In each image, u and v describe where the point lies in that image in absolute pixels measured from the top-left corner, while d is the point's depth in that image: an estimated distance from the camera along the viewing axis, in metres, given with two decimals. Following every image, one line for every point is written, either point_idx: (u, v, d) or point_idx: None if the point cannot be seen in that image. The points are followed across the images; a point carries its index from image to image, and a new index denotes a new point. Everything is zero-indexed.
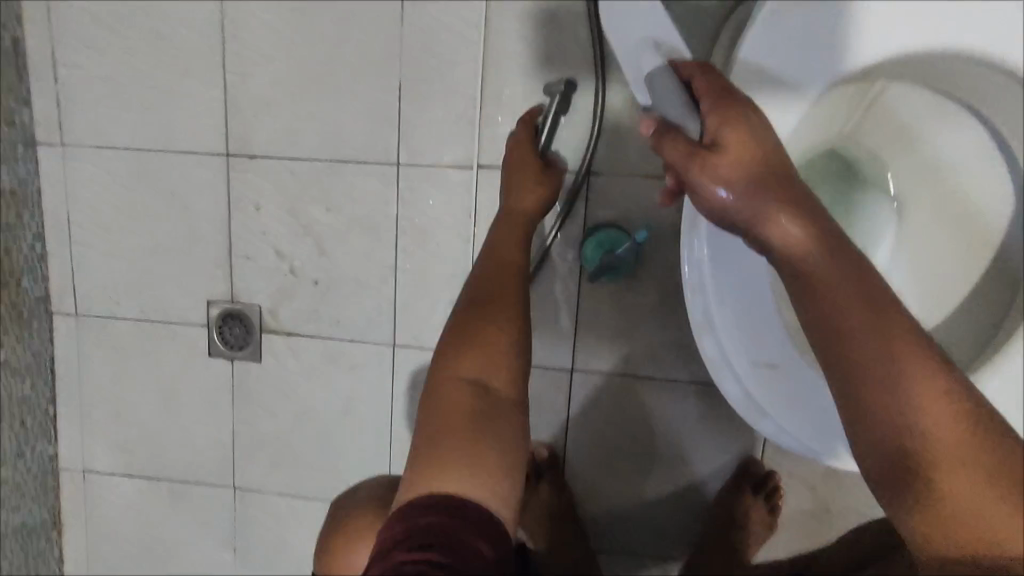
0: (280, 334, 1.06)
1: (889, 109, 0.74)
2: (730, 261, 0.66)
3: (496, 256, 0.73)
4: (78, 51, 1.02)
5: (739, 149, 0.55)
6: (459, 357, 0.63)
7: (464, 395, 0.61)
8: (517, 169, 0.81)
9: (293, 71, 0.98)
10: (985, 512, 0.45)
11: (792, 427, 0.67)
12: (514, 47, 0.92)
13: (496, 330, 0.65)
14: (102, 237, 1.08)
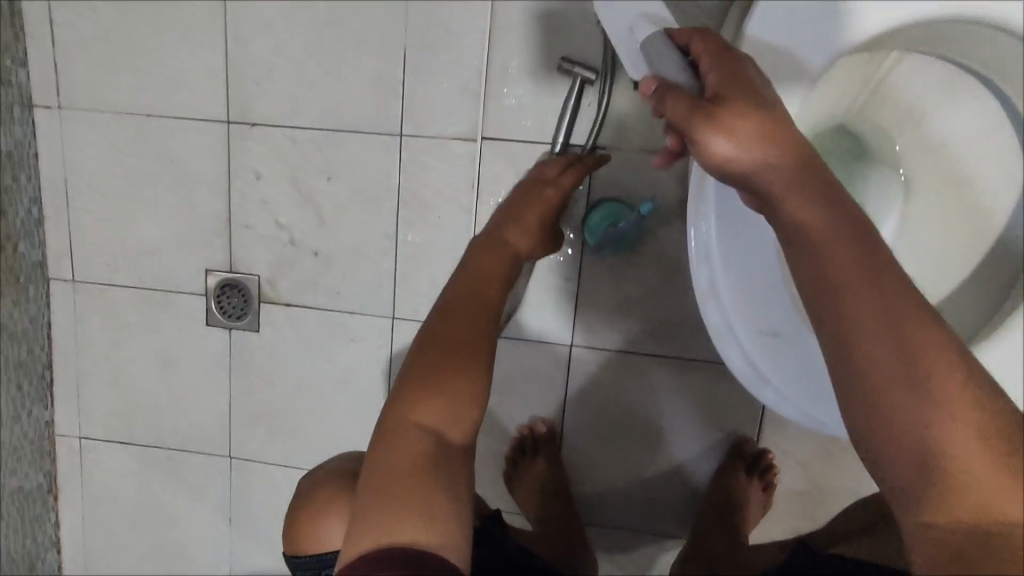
0: (278, 305, 1.06)
1: (901, 82, 0.73)
2: (742, 233, 0.63)
3: (471, 292, 0.69)
4: (76, 12, 1.00)
5: (740, 101, 0.52)
6: (416, 398, 0.60)
7: (416, 443, 0.58)
8: (534, 218, 0.79)
9: (296, 37, 0.96)
10: (990, 480, 0.44)
11: (796, 397, 0.66)
12: (521, 17, 0.91)
13: (457, 378, 0.62)
14: (100, 204, 1.07)
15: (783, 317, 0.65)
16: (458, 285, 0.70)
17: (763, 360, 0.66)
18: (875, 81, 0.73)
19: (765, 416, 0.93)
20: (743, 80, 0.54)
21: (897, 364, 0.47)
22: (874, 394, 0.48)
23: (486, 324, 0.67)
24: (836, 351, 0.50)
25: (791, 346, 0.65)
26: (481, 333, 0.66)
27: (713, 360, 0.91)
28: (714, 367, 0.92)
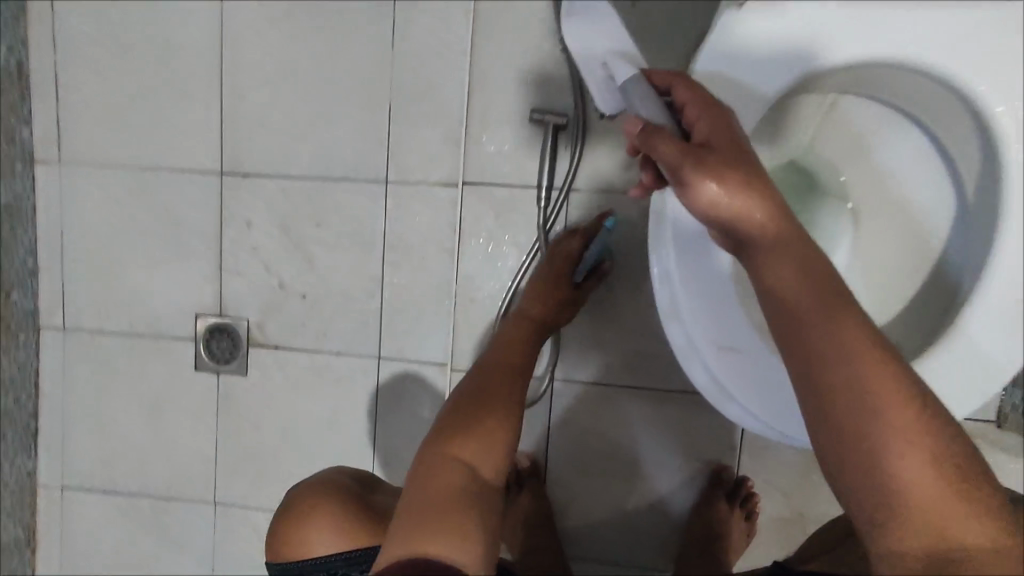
0: (267, 347, 1.08)
1: (841, 118, 0.79)
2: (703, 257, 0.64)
3: (499, 367, 0.77)
4: (81, 75, 1.06)
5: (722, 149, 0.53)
6: (452, 436, 0.64)
7: (451, 476, 0.60)
8: (549, 287, 0.89)
9: (288, 95, 1.03)
10: (949, 508, 0.47)
11: (759, 410, 0.64)
12: (498, 73, 0.98)
13: (491, 427, 0.67)
14: (94, 253, 1.10)
15: (744, 332, 0.64)
16: (488, 361, 0.78)
17: (726, 376, 0.64)
18: (818, 118, 0.79)
19: (744, 444, 0.95)
20: (724, 127, 0.55)
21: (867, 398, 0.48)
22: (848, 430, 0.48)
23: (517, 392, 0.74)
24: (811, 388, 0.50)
25: (753, 361, 0.64)
26: (511, 396, 0.72)
27: (689, 390, 0.94)
28: (690, 397, 0.95)
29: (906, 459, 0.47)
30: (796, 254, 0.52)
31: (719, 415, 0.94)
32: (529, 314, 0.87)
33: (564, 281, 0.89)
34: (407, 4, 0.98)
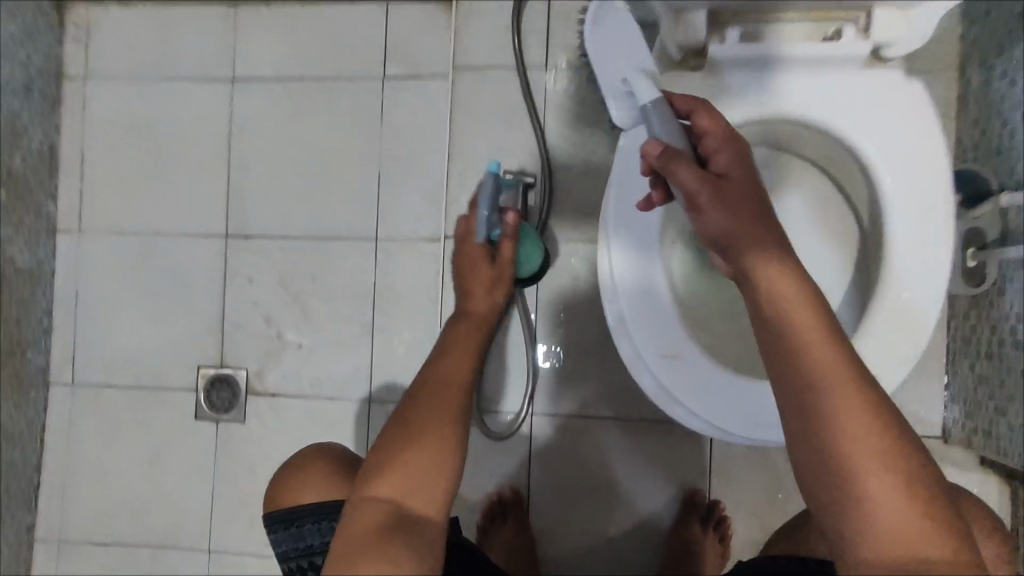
0: (263, 395, 1.15)
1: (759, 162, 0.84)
2: (649, 294, 0.72)
3: (449, 364, 0.65)
4: (104, 154, 1.20)
5: (738, 182, 0.58)
6: (381, 467, 0.55)
7: (377, 516, 0.52)
8: (472, 277, 0.81)
9: (289, 165, 1.16)
10: (917, 525, 0.46)
11: (698, 412, 0.70)
12: (474, 141, 1.11)
13: (427, 453, 0.56)
14: (105, 312, 1.19)
15: (678, 339, 0.71)
16: (442, 357, 0.65)
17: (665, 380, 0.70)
18: None
19: (713, 469, 1.01)
20: (738, 163, 0.60)
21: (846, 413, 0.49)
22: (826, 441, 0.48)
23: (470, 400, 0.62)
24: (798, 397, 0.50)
25: (688, 366, 0.70)
26: (459, 406, 0.60)
27: (657, 419, 1.02)
28: (660, 425, 1.02)
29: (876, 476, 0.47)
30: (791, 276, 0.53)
31: (688, 440, 1.02)
32: (463, 312, 0.77)
33: (484, 262, 0.82)
34: (394, 84, 1.13)
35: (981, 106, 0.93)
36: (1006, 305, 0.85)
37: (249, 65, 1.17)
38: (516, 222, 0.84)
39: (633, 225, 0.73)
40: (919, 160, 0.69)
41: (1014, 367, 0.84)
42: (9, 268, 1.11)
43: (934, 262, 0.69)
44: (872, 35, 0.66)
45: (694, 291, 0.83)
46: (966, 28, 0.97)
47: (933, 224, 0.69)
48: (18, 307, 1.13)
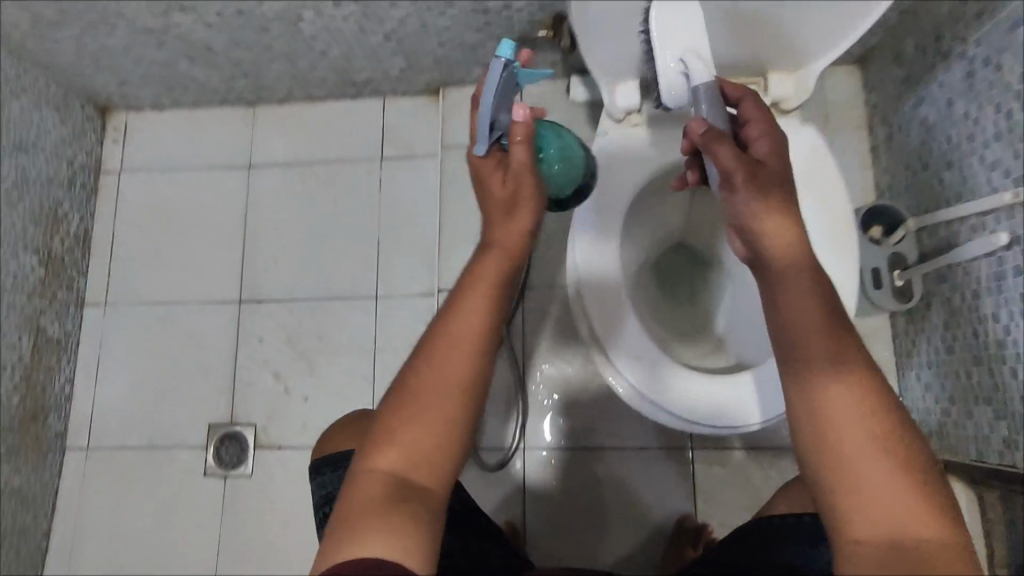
0: (270, 448, 1.22)
1: (701, 209, 0.92)
2: (650, 380, 0.78)
3: (465, 309, 0.51)
4: (132, 234, 1.34)
5: (775, 169, 0.57)
6: (386, 429, 0.50)
7: (377, 483, 0.48)
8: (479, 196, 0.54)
9: (298, 235, 1.31)
10: (916, 509, 0.48)
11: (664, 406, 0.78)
12: (461, 206, 1.27)
13: (432, 426, 0.49)
14: (125, 377, 1.28)
15: (643, 343, 0.79)
16: (454, 299, 0.52)
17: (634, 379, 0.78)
18: (682, 211, 0.94)
19: (698, 492, 1.07)
20: (779, 154, 0.59)
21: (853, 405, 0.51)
22: (829, 435, 0.51)
23: (491, 356, 0.52)
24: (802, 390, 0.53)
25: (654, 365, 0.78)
26: (474, 367, 0.51)
27: (642, 447, 1.09)
28: (645, 454, 1.09)
29: (875, 466, 0.49)
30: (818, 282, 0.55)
31: (672, 466, 1.09)
32: (484, 237, 0.53)
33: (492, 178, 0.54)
34: (390, 164, 1.31)
35: (888, 154, 1.10)
36: (934, 315, 0.97)
37: (265, 154, 1.34)
38: (528, 120, 0.53)
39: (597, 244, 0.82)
40: (817, 189, 0.83)
41: (949, 369, 0.94)
42: (41, 336, 1.21)
43: (848, 260, 0.81)
44: (769, 92, 0.85)
45: (659, 315, 0.93)
46: (867, 95, 1.17)
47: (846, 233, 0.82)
48: (45, 373, 1.21)
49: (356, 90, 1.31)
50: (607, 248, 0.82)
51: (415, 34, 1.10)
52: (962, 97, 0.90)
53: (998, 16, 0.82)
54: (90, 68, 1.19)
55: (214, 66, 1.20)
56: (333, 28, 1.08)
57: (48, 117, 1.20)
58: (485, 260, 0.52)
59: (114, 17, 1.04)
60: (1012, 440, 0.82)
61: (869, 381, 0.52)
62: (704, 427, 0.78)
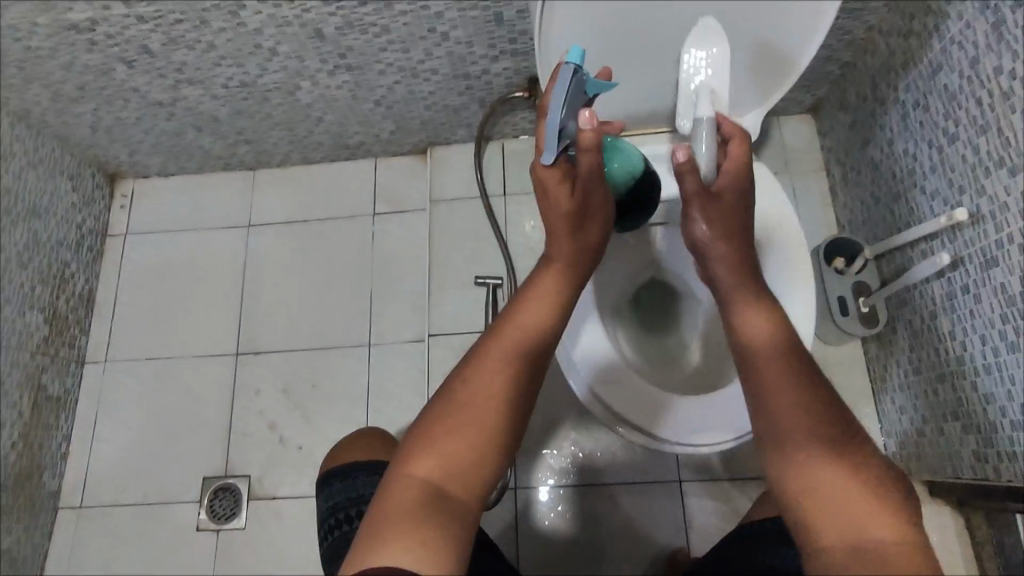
0: (264, 499, 1.23)
1: (658, 248, 1.00)
2: (660, 425, 0.85)
3: (513, 332, 0.63)
4: (135, 293, 1.40)
5: (735, 208, 0.70)
6: (424, 443, 0.57)
7: (414, 487, 0.54)
8: (548, 210, 0.69)
9: (294, 288, 1.37)
10: (867, 510, 0.52)
11: (681, 439, 0.85)
12: (449, 255, 1.33)
13: (471, 436, 0.57)
14: (122, 433, 1.30)
15: (646, 395, 0.86)
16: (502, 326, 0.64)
17: (648, 427, 0.86)
18: (642, 255, 1.00)
19: (684, 523, 1.14)
20: (746, 196, 0.71)
21: (809, 429, 0.58)
22: (789, 455, 0.57)
23: (529, 378, 0.62)
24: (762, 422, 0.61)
25: (661, 409, 0.86)
26: (513, 386, 0.60)
27: (629, 483, 1.17)
28: (632, 489, 1.16)
29: (829, 480, 0.55)
30: (786, 338, 0.64)
31: (660, 501, 1.15)
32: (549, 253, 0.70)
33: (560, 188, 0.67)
34: (382, 220, 1.39)
35: (845, 192, 1.19)
36: (900, 339, 1.02)
37: (264, 214, 1.42)
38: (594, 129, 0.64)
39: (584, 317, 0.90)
40: (769, 216, 0.91)
41: (918, 390, 0.98)
42: (42, 394, 1.23)
43: (806, 279, 0.87)
44: None
45: (642, 354, 1.00)
46: (821, 140, 1.27)
47: (801, 255, 0.88)
48: (43, 431, 1.23)
49: (350, 153, 1.40)
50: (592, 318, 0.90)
51: (403, 99, 1.21)
52: (901, 136, 0.99)
53: (922, 63, 0.92)
54: (103, 139, 1.29)
55: (218, 134, 1.29)
56: (328, 96, 1.18)
57: (62, 185, 1.28)
58: (520, 316, 0.64)
59: (128, 92, 1.14)
60: (982, 452, 0.85)
61: (826, 411, 0.59)
62: (717, 446, 0.86)
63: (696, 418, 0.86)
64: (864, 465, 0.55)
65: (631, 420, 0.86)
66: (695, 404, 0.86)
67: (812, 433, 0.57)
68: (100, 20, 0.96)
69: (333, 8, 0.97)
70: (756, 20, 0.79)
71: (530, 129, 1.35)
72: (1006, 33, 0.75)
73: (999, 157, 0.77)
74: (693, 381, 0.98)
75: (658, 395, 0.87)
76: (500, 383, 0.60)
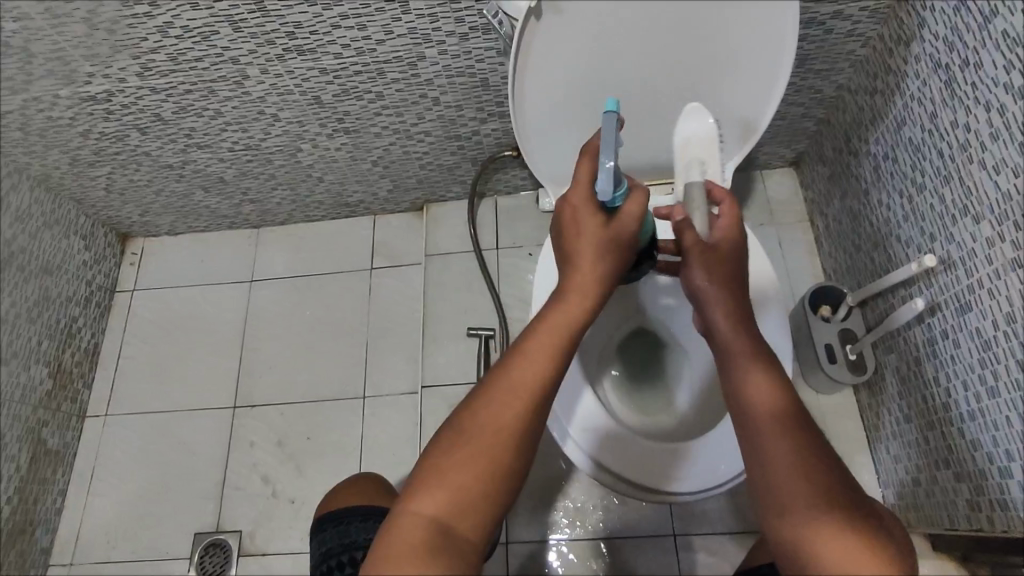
0: (255, 556, 1.21)
1: (636, 301, 1.01)
2: (657, 478, 0.85)
3: (526, 366, 0.59)
4: (138, 346, 1.44)
5: (731, 257, 0.69)
6: (434, 476, 0.54)
7: (420, 528, 0.52)
8: (575, 240, 0.66)
9: (293, 341, 1.40)
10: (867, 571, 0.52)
11: (681, 490, 0.85)
12: (442, 307, 1.36)
13: (479, 474, 0.55)
14: (117, 488, 1.30)
15: (639, 450, 0.86)
16: (519, 356, 0.59)
17: (646, 481, 0.85)
18: (624, 311, 1.02)
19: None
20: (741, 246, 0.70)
21: (808, 488, 0.56)
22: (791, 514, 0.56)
23: (544, 412, 0.58)
24: (759, 470, 0.59)
25: (658, 460, 0.86)
26: (529, 420, 0.57)
27: (622, 537, 1.14)
28: (624, 544, 1.14)
29: (829, 538, 0.54)
30: (787, 400, 0.61)
31: (650, 554, 1.13)
32: (565, 284, 0.65)
33: (591, 216, 0.66)
34: (379, 274, 1.43)
35: (829, 241, 1.21)
36: (889, 386, 1.02)
37: (266, 269, 1.47)
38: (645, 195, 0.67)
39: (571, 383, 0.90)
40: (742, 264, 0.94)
41: (911, 438, 0.97)
42: (41, 447, 1.24)
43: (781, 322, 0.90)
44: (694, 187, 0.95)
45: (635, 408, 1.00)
46: (804, 193, 1.30)
47: (776, 300, 0.91)
48: (39, 485, 1.23)
49: (350, 211, 1.46)
50: (578, 385, 0.90)
51: (399, 160, 1.27)
52: (875, 187, 1.02)
53: (887, 118, 0.96)
54: (116, 201, 1.36)
55: (224, 195, 1.36)
56: (329, 157, 1.25)
57: (74, 244, 1.34)
58: (539, 339, 0.60)
59: (141, 156, 1.21)
60: (975, 501, 0.83)
61: (822, 471, 0.57)
62: (719, 488, 0.85)
63: (694, 466, 0.86)
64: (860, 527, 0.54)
65: (629, 476, 0.86)
66: (691, 450, 0.86)
67: (811, 493, 0.56)
68: (117, 92, 1.04)
69: (330, 77, 1.04)
70: (718, 81, 0.83)
71: (522, 185, 1.40)
72: (958, 90, 0.79)
73: (963, 206, 0.80)
74: (690, 420, 0.98)
75: (666, 446, 0.87)
76: (514, 419, 0.57)
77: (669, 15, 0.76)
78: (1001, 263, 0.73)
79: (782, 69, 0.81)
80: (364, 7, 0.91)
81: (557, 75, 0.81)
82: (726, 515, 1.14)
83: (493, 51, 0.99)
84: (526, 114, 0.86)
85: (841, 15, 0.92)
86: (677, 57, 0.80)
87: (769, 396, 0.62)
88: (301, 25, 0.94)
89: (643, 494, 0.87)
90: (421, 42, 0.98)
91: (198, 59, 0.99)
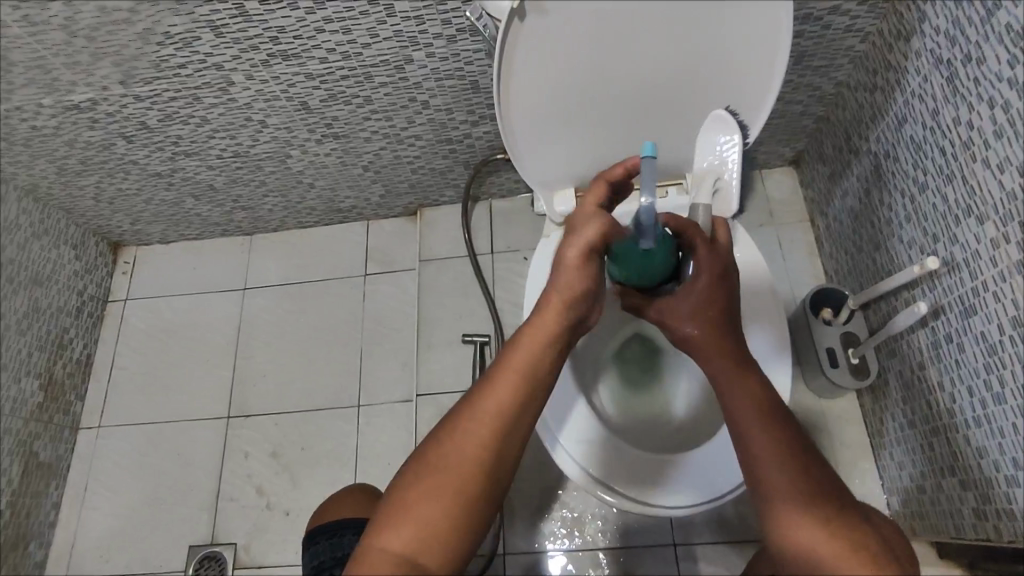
0: (250, 568, 1.20)
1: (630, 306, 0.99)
2: (654, 490, 0.83)
3: (492, 393, 0.57)
4: (132, 355, 1.42)
5: (711, 304, 0.66)
6: (400, 510, 0.53)
7: (388, 564, 0.51)
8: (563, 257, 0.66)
9: (287, 349, 1.38)
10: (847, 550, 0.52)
11: (678, 500, 0.83)
12: (438, 313, 1.34)
13: (448, 503, 0.53)
14: (111, 500, 1.29)
15: (634, 462, 0.84)
16: (490, 382, 0.58)
17: (643, 492, 0.83)
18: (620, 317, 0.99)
19: None
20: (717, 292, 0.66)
21: (791, 472, 0.56)
22: (778, 502, 0.55)
23: (515, 433, 0.57)
24: (745, 467, 0.59)
25: (655, 471, 0.84)
26: (498, 448, 0.56)
27: (623, 546, 1.12)
28: (624, 553, 1.12)
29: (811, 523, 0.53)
30: (766, 392, 0.61)
31: (651, 564, 1.11)
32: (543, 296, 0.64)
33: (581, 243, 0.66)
34: (374, 280, 1.41)
35: (830, 242, 1.19)
36: (893, 391, 0.99)
37: (260, 277, 1.46)
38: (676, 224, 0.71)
39: (564, 396, 0.88)
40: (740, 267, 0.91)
41: (916, 444, 0.94)
42: (33, 460, 1.23)
43: (780, 327, 0.87)
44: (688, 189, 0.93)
45: (634, 415, 0.97)
46: (804, 192, 1.28)
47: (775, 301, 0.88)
48: (31, 498, 1.22)
49: (343, 216, 1.45)
50: (571, 400, 0.88)
51: (390, 164, 1.25)
52: (876, 185, 0.99)
53: (888, 116, 0.93)
54: (106, 209, 1.34)
55: (215, 203, 1.35)
56: (319, 163, 1.23)
57: (65, 253, 1.32)
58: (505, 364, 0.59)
59: (129, 164, 1.20)
60: (982, 511, 0.80)
61: (802, 457, 0.57)
62: (719, 497, 0.83)
63: (693, 475, 0.83)
64: (839, 511, 0.54)
65: (625, 489, 0.83)
66: (688, 459, 0.84)
67: (794, 476, 0.55)
68: (101, 100, 1.02)
69: (317, 82, 1.02)
70: (710, 81, 0.81)
71: (517, 189, 1.38)
72: (960, 86, 0.76)
73: (966, 206, 0.77)
74: (688, 427, 0.95)
75: (669, 456, 0.85)
76: (483, 446, 0.55)
77: (656, 17, 0.73)
78: (1007, 265, 0.70)
79: (776, 67, 0.79)
80: (349, 10, 0.88)
81: (547, 76, 0.79)
82: (727, 523, 1.12)
83: (481, 53, 0.97)
84: (514, 119, 0.84)
85: (839, 10, 0.89)
86: (666, 58, 0.78)
87: (750, 390, 0.61)
88: (285, 29, 0.91)
89: (657, 509, 0.83)
90: (407, 45, 0.96)
91: (181, 66, 0.97)
